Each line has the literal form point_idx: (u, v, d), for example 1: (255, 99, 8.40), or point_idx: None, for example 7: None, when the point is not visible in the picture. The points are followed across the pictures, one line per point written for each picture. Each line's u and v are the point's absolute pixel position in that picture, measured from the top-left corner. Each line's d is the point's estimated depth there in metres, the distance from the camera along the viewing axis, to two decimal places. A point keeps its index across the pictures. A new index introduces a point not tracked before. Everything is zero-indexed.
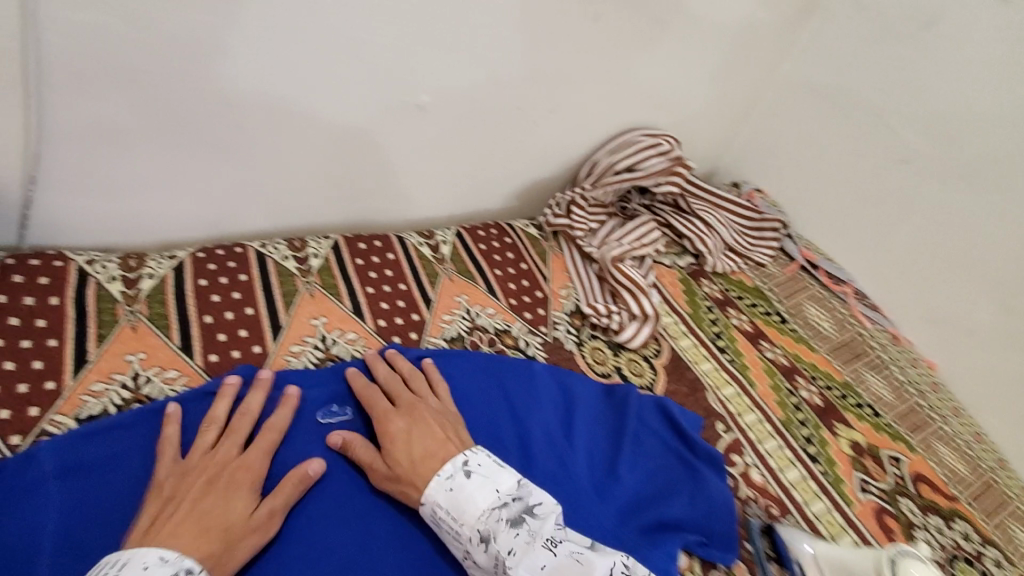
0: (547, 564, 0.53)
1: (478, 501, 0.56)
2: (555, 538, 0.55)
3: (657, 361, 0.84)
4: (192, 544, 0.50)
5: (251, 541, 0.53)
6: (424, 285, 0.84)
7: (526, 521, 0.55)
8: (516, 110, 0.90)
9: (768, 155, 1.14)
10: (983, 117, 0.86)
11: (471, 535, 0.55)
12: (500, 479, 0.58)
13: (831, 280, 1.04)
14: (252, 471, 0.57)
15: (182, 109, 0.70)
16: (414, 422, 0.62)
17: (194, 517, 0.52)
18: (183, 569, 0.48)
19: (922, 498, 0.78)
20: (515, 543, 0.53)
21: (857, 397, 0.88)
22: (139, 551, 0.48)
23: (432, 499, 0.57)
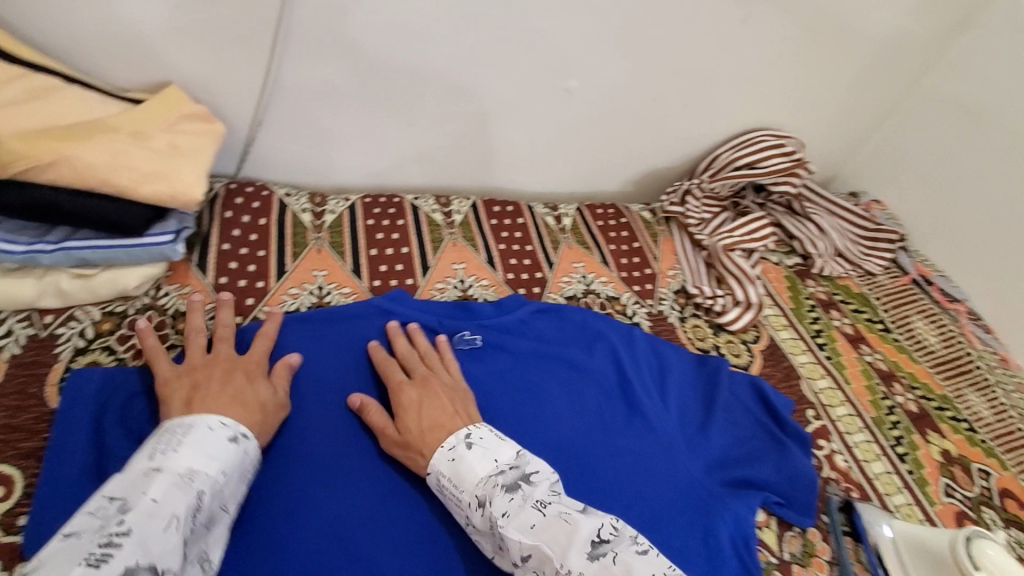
0: (535, 524, 0.52)
1: (477, 469, 0.58)
2: (546, 500, 0.54)
3: (755, 346, 0.89)
4: (239, 415, 0.58)
5: (279, 415, 0.63)
6: (547, 250, 0.94)
7: (522, 488, 0.55)
8: (651, 100, 0.98)
9: (895, 168, 1.13)
10: None
11: (470, 501, 0.56)
12: (503, 452, 0.59)
13: (945, 298, 1.03)
14: (256, 364, 0.65)
15: (377, 74, 0.84)
16: (426, 392, 0.66)
17: (228, 395, 0.59)
18: (241, 433, 0.56)
19: (1008, 513, 0.78)
20: (507, 506, 0.54)
21: (954, 410, 0.88)
22: (199, 415, 0.55)
23: (436, 468, 0.59)
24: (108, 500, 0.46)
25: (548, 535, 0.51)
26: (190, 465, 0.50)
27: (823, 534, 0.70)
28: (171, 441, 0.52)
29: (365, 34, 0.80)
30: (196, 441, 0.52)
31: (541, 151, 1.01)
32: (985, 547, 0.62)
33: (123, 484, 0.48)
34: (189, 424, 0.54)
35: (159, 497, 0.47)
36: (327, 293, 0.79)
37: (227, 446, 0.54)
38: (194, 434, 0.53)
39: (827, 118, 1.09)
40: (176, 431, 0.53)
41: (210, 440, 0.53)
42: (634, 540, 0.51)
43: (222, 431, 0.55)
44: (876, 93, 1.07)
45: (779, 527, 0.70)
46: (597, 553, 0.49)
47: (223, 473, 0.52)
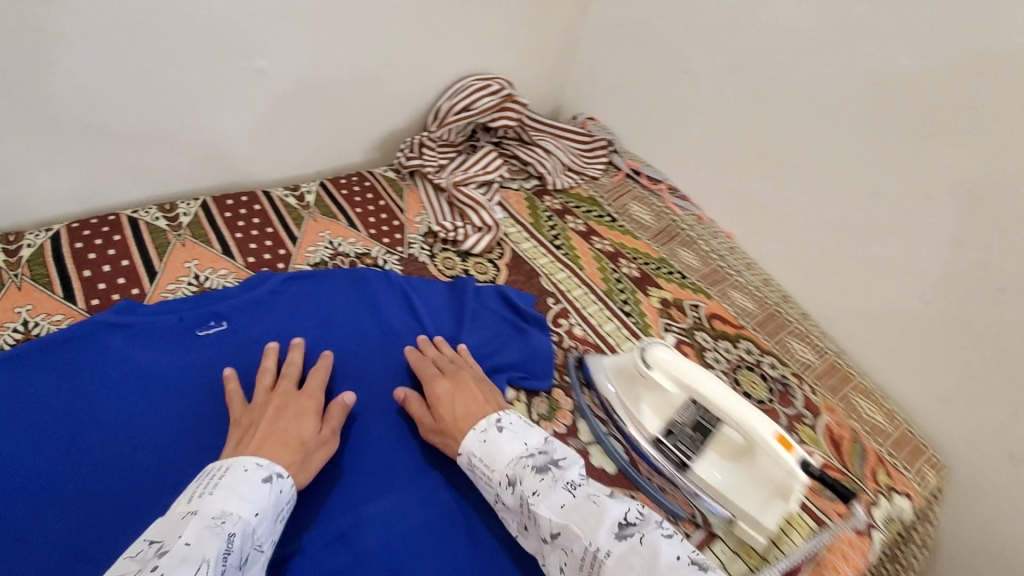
0: (566, 504, 0.59)
1: (508, 450, 0.65)
2: (576, 483, 0.61)
3: (500, 261, 1.00)
4: (278, 455, 0.62)
5: (321, 454, 0.66)
6: (290, 227, 0.96)
7: (552, 470, 0.62)
8: (352, 66, 1.03)
9: (594, 86, 1.31)
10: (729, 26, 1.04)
11: (500, 478, 0.63)
12: (533, 437, 0.67)
13: (650, 182, 1.22)
14: (312, 398, 0.70)
15: (33, 91, 0.79)
16: (458, 384, 0.73)
17: (276, 435, 0.64)
18: (276, 473, 0.59)
19: (715, 329, 0.96)
20: (538, 485, 0.61)
21: (669, 266, 1.08)
22: (236, 459, 0.59)
23: (468, 446, 0.67)
24: (149, 544, 0.51)
25: (579, 514, 0.57)
26: (223, 507, 0.54)
27: (565, 390, 0.82)
28: (210, 483, 0.56)
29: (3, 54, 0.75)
30: (229, 483, 0.56)
31: (262, 136, 1.02)
32: (654, 353, 0.72)
33: (163, 529, 0.53)
34: (227, 467, 0.58)
35: (191, 539, 0.51)
36: (34, 326, 0.75)
37: (262, 486, 0.57)
38: (230, 476, 0.57)
39: (523, 55, 1.24)
40: (217, 473, 0.58)
41: (247, 483, 0.57)
42: (655, 526, 0.58)
43: (258, 471, 0.58)
44: (554, 26, 1.24)
45: (529, 397, 0.80)
46: (626, 533, 0.56)
47: (256, 514, 0.55)
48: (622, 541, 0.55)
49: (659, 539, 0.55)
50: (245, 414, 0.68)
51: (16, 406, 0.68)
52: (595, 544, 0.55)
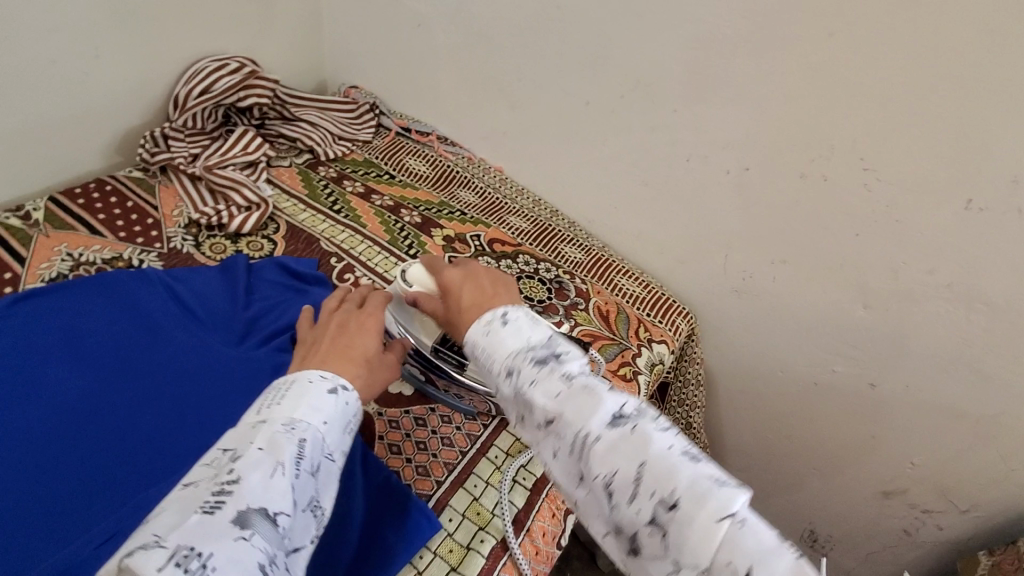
0: (562, 391, 0.52)
1: (509, 343, 0.56)
2: (578, 373, 0.54)
3: (276, 235, 0.99)
4: (339, 366, 0.60)
5: (386, 376, 0.65)
6: (14, 249, 0.86)
7: (552, 362, 0.54)
8: (50, 65, 0.95)
9: (346, 54, 1.33)
10: None
11: (499, 370, 0.56)
12: (540, 334, 0.57)
13: (420, 135, 1.27)
14: (375, 320, 0.69)
15: None
16: (470, 273, 0.67)
17: (338, 350, 0.63)
18: (341, 385, 0.58)
19: (495, 252, 1.05)
20: (535, 376, 0.54)
21: (450, 207, 1.14)
22: (301, 371, 0.58)
23: (472, 338, 0.59)
24: (223, 452, 0.49)
25: (574, 399, 0.52)
26: (291, 416, 0.52)
27: None
28: (277, 395, 0.54)
29: None
30: (299, 394, 0.54)
31: None
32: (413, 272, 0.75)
33: (235, 438, 0.51)
34: (292, 380, 0.57)
35: (264, 445, 0.49)
36: None
37: (328, 397, 0.55)
38: (297, 387, 0.56)
39: (261, 29, 1.22)
40: (282, 387, 0.56)
41: (314, 394, 0.55)
42: (657, 418, 0.51)
43: (324, 383, 0.57)
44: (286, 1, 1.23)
45: None
46: (619, 422, 0.50)
47: (326, 423, 0.54)
48: (615, 429, 0.49)
49: (654, 429, 0.49)
50: (309, 335, 0.69)
51: None
52: (586, 429, 0.50)
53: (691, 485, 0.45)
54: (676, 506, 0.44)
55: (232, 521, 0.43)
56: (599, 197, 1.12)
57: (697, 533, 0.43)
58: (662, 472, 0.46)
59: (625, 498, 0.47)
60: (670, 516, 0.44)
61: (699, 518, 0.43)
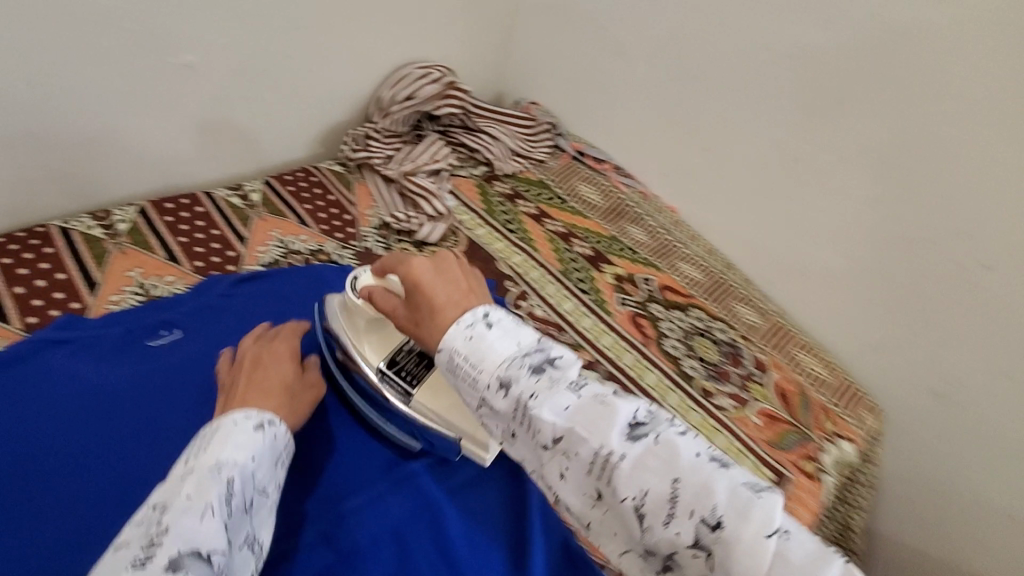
0: (571, 406, 0.48)
1: (499, 350, 0.51)
2: (580, 382, 0.49)
3: (456, 249, 1.02)
4: (264, 403, 0.63)
5: (304, 403, 0.69)
6: (237, 227, 0.93)
7: (549, 370, 0.49)
8: (284, 58, 1.00)
9: (529, 70, 1.32)
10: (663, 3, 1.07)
11: (489, 382, 0.50)
12: (525, 333, 0.53)
13: (595, 162, 1.24)
14: (290, 354, 0.72)
15: None
16: (438, 269, 0.59)
17: (257, 386, 0.65)
18: (267, 421, 0.60)
19: (667, 300, 1.01)
20: (536, 387, 0.49)
21: (620, 243, 1.11)
22: (224, 416, 0.59)
23: (450, 346, 0.53)
24: (152, 509, 0.48)
25: (587, 417, 0.46)
26: (218, 459, 0.53)
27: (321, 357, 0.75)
28: (202, 444, 0.55)
29: None
30: (224, 438, 0.55)
31: (195, 135, 0.97)
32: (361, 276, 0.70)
33: (164, 492, 0.50)
34: (214, 427, 0.57)
35: (192, 491, 0.49)
36: None
37: (255, 435, 0.57)
38: (222, 433, 0.56)
39: (462, 39, 1.24)
40: (206, 436, 0.56)
41: (239, 433, 0.57)
42: (669, 422, 0.47)
43: (248, 423, 0.58)
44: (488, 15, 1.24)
45: None
46: (638, 436, 0.46)
47: (252, 458, 0.55)
48: (637, 443, 0.45)
49: (676, 437, 0.45)
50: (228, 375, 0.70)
51: None
52: (607, 447, 0.45)
53: (731, 496, 0.41)
54: (721, 524, 0.41)
55: (163, 569, 0.43)
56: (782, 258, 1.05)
57: (746, 550, 0.39)
58: (698, 486, 0.42)
59: (661, 520, 0.43)
60: (715, 536, 0.41)
61: (743, 533, 0.40)
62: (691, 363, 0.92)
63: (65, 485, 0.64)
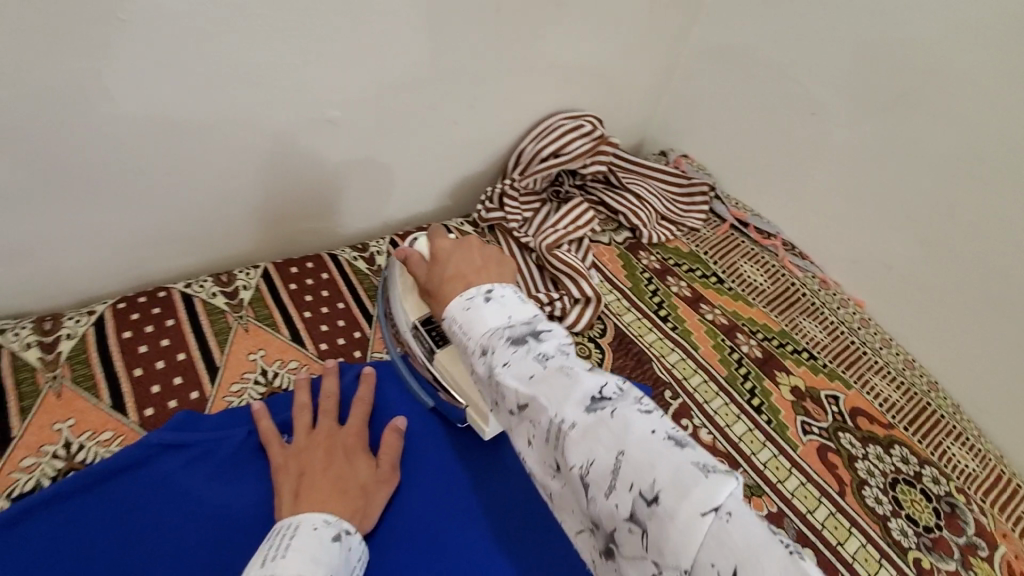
0: (536, 375, 0.46)
1: (490, 319, 0.52)
2: (551, 353, 0.48)
3: (603, 340, 0.87)
4: (339, 507, 0.57)
5: (383, 489, 0.64)
6: (363, 301, 0.83)
7: (531, 342, 0.49)
8: (432, 111, 0.89)
9: (687, 121, 1.15)
10: (892, 61, 0.87)
11: (474, 348, 0.52)
12: (523, 314, 0.53)
13: (761, 236, 1.06)
14: (359, 434, 0.66)
15: (75, 156, 0.66)
16: (461, 245, 0.64)
17: (331, 479, 0.59)
18: (343, 530, 0.56)
19: (861, 430, 0.82)
20: (509, 356, 0.48)
21: (794, 343, 0.92)
22: (306, 518, 0.54)
23: (453, 315, 0.55)
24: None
25: (546, 384, 0.45)
26: (299, 573, 0.48)
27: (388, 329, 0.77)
28: (281, 544, 0.51)
29: (30, 110, 0.61)
30: (303, 544, 0.51)
31: (327, 192, 0.88)
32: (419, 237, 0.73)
33: None
34: (295, 526, 0.53)
35: None
36: (79, 450, 0.62)
37: (331, 546, 0.53)
38: (301, 537, 0.52)
39: (619, 86, 1.08)
40: (285, 534, 0.52)
41: (318, 541, 0.53)
42: (633, 399, 0.45)
43: (326, 529, 0.54)
44: (652, 60, 1.08)
45: None
46: (596, 407, 0.43)
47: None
48: (591, 414, 0.43)
49: (634, 414, 0.43)
50: (288, 456, 0.62)
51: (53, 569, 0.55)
52: (560, 416, 0.44)
53: (674, 473, 0.39)
54: (657, 498, 0.38)
55: None
56: (1001, 388, 0.88)
57: (679, 528, 0.37)
58: (641, 461, 0.40)
59: (603, 490, 0.41)
60: (652, 511, 0.38)
61: (681, 509, 0.37)
62: (898, 524, 0.74)
63: None
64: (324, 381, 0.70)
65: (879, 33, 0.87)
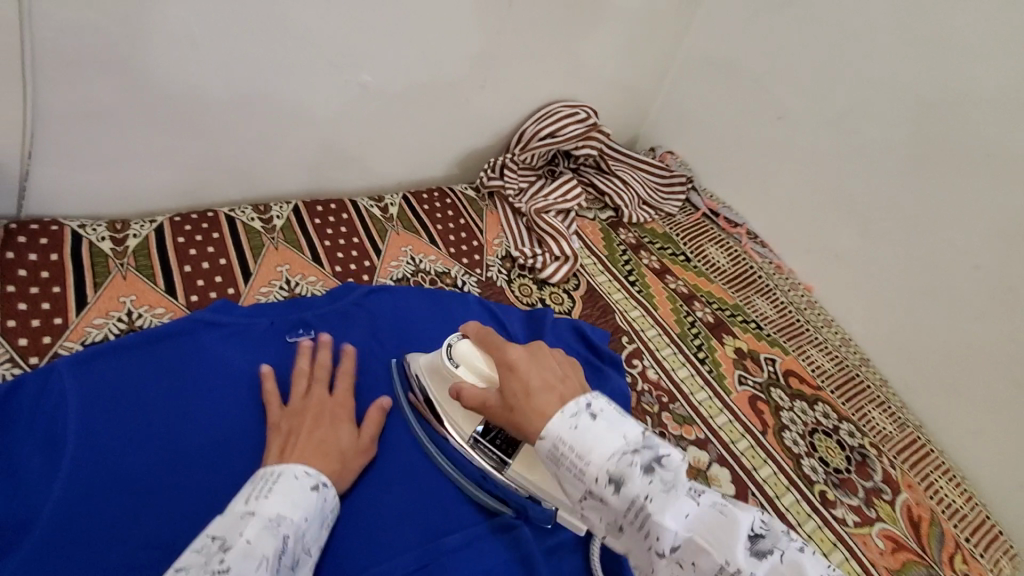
0: (691, 514, 0.48)
1: (604, 443, 0.49)
2: (698, 489, 0.50)
3: (576, 292, 1.00)
4: (317, 464, 0.64)
5: (361, 459, 0.69)
6: (374, 238, 0.98)
7: (659, 469, 0.48)
8: (450, 86, 1.04)
9: (675, 121, 1.30)
10: (847, 75, 1.00)
11: (597, 476, 0.49)
12: (632, 429, 0.51)
13: (729, 224, 1.20)
14: (346, 407, 0.73)
15: (158, 89, 0.81)
16: (533, 351, 0.60)
17: (315, 443, 0.66)
18: (321, 482, 0.62)
19: (791, 388, 0.95)
20: (651, 490, 0.47)
21: (744, 315, 1.05)
22: (287, 467, 0.61)
23: (555, 437, 0.51)
24: (211, 539, 0.52)
25: (706, 528, 0.48)
26: (278, 511, 0.56)
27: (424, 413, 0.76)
28: (264, 488, 0.58)
29: (135, 50, 0.77)
30: (285, 489, 0.58)
31: (354, 147, 1.03)
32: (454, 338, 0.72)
33: (224, 525, 0.53)
34: (278, 473, 0.60)
35: (252, 537, 0.52)
36: (138, 318, 0.77)
37: (310, 495, 0.59)
38: (283, 483, 0.59)
39: (616, 84, 1.23)
40: (269, 479, 0.59)
41: (298, 488, 0.59)
42: (783, 532, 0.48)
43: (307, 480, 0.60)
44: (647, 62, 1.22)
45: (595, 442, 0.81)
46: (761, 550, 0.46)
47: (306, 519, 0.58)
48: (762, 562, 0.46)
49: (800, 555, 0.46)
50: (283, 419, 0.69)
51: (113, 395, 0.69)
52: (729, 561, 0.46)
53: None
54: None
55: None
56: (925, 364, 1.00)
57: None
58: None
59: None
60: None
61: None
62: (810, 463, 0.86)
63: (204, 469, 0.68)
64: (319, 353, 0.77)
65: (838, 49, 1.01)
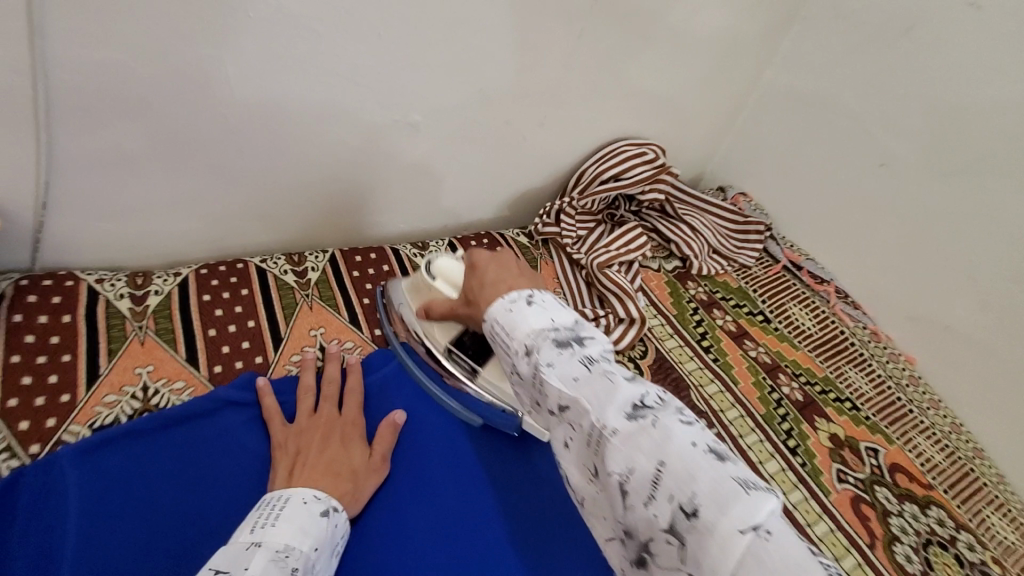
0: (579, 378, 0.43)
1: (531, 321, 0.48)
2: (596, 358, 0.44)
3: (643, 361, 0.88)
4: (331, 485, 0.60)
5: (373, 479, 0.66)
6: None
7: (574, 346, 0.45)
8: (505, 124, 0.94)
9: (749, 161, 1.17)
10: (970, 120, 0.86)
11: (517, 348, 0.48)
12: (562, 316, 0.49)
13: (814, 280, 1.06)
14: (356, 424, 0.69)
15: (187, 133, 0.73)
16: (497, 254, 0.61)
17: (325, 463, 0.62)
18: (331, 507, 0.57)
19: (898, 487, 0.81)
20: (553, 358, 0.44)
21: (837, 391, 0.91)
22: (296, 490, 0.57)
23: (496, 316, 0.51)
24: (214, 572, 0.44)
25: (589, 388, 0.42)
26: (287, 543, 0.49)
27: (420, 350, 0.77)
28: (271, 514, 0.52)
29: (161, 89, 0.68)
30: (292, 516, 0.52)
31: (397, 190, 0.94)
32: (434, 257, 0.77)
33: (225, 556, 0.46)
34: (286, 498, 0.55)
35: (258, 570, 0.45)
36: (154, 394, 0.68)
37: (319, 520, 0.54)
38: (290, 509, 0.54)
39: (685, 119, 1.11)
40: (275, 505, 0.54)
41: (306, 515, 0.54)
42: (680, 411, 0.40)
43: (316, 505, 0.56)
44: (721, 96, 1.10)
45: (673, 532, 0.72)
46: (639, 416, 0.39)
47: (315, 548, 0.51)
48: (633, 422, 0.39)
49: (678, 425, 0.39)
50: (289, 438, 0.65)
51: (123, 493, 0.60)
52: (602, 422, 0.40)
53: (714, 486, 0.35)
54: (698, 513, 0.34)
55: None
56: None
57: (716, 542, 0.33)
58: (681, 472, 0.36)
59: (641, 500, 0.37)
60: (692, 526, 0.34)
61: (720, 524, 0.33)
62: None
63: None
64: (326, 367, 0.74)
65: (956, 89, 0.87)
